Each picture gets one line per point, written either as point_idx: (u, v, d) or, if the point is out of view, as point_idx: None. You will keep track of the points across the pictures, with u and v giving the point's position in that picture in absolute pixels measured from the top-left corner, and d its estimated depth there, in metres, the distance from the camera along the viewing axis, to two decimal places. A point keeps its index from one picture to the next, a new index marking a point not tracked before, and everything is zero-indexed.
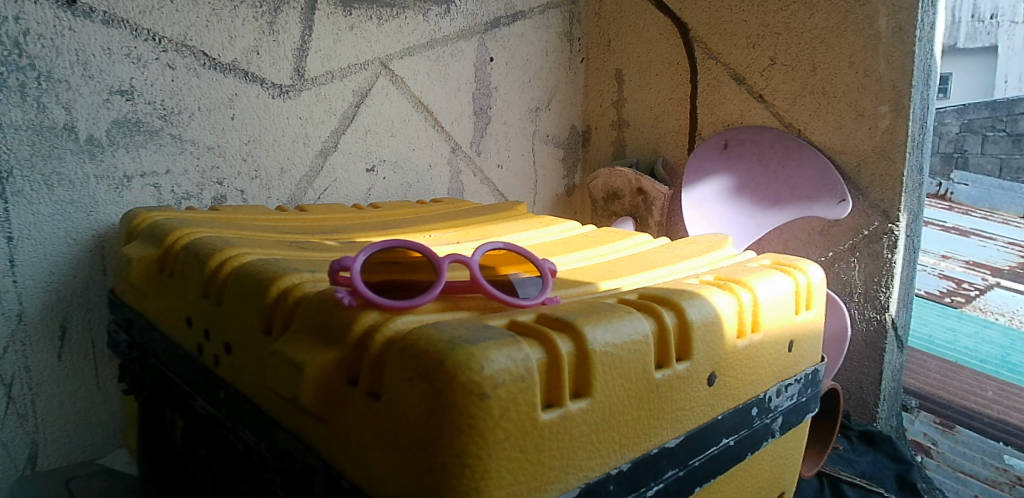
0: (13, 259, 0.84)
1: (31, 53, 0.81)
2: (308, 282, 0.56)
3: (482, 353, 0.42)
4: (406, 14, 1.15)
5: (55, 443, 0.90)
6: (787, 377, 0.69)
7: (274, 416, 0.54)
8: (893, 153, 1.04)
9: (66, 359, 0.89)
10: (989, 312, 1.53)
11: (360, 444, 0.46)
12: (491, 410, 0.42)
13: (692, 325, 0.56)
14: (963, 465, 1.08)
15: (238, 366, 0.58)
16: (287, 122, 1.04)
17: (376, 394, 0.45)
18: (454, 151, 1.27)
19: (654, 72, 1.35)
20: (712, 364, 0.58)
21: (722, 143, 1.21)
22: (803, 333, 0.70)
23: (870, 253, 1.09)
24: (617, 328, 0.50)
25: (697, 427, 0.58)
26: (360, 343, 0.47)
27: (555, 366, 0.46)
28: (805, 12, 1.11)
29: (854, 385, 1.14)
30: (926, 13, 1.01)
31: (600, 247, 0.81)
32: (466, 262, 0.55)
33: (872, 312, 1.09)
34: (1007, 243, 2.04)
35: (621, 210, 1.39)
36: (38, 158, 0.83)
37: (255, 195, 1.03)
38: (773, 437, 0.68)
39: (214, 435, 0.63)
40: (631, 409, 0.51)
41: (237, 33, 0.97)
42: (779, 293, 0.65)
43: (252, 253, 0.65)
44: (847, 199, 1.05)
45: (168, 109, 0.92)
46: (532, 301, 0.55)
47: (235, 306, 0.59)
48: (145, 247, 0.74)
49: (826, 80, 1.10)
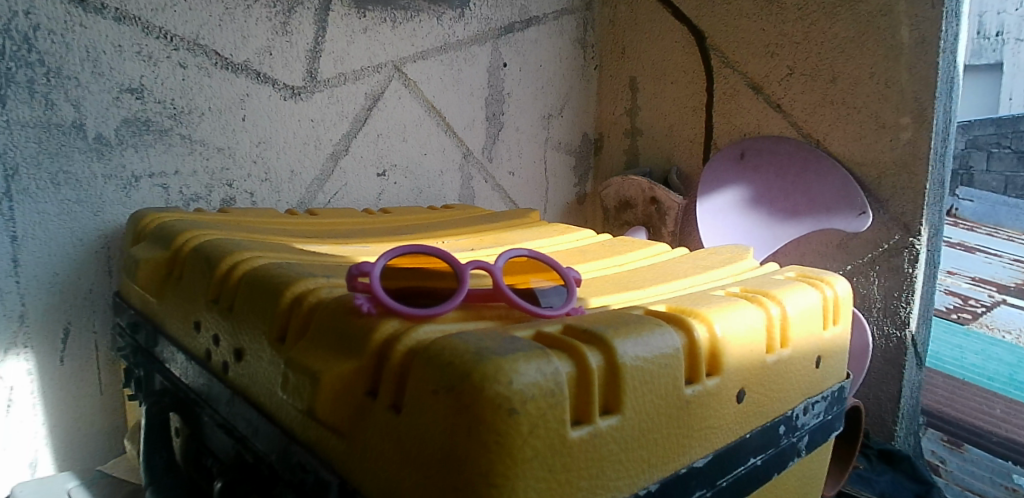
0: (15, 258, 0.81)
1: (40, 49, 0.79)
2: (324, 287, 0.54)
3: (511, 366, 0.40)
4: (420, 17, 1.13)
5: (57, 449, 0.88)
6: (814, 395, 0.66)
7: (287, 426, 0.52)
8: (915, 165, 1.01)
9: (68, 363, 0.87)
10: (995, 329, 1.50)
11: (377, 460, 0.44)
12: (520, 426, 0.40)
13: (721, 340, 0.53)
14: (972, 485, 1.05)
15: (249, 374, 0.56)
16: (298, 124, 1.02)
17: (398, 407, 0.44)
18: (465, 156, 1.25)
19: (669, 80, 1.33)
20: (741, 380, 0.56)
21: (739, 152, 1.19)
22: (830, 348, 0.67)
23: (890, 267, 1.06)
24: (647, 341, 0.47)
25: (725, 447, 0.55)
26: (380, 352, 0.45)
27: (584, 380, 0.44)
28: (826, 21, 1.09)
29: (871, 401, 1.11)
30: (950, 24, 0.98)
31: (618, 257, 0.79)
32: (488, 268, 0.53)
33: (892, 328, 1.07)
34: (1012, 260, 2.00)
35: (634, 219, 1.36)
36: (45, 156, 0.81)
37: (264, 198, 1.01)
38: (799, 457, 0.65)
39: (221, 445, 0.61)
40: (660, 427, 0.49)
41: (250, 33, 0.95)
42: (807, 306, 0.63)
43: (264, 256, 0.63)
44: (868, 212, 1.02)
45: (178, 108, 0.91)
46: (557, 311, 0.52)
47: (246, 311, 0.57)
48: (153, 249, 0.72)
49: (846, 90, 1.07)
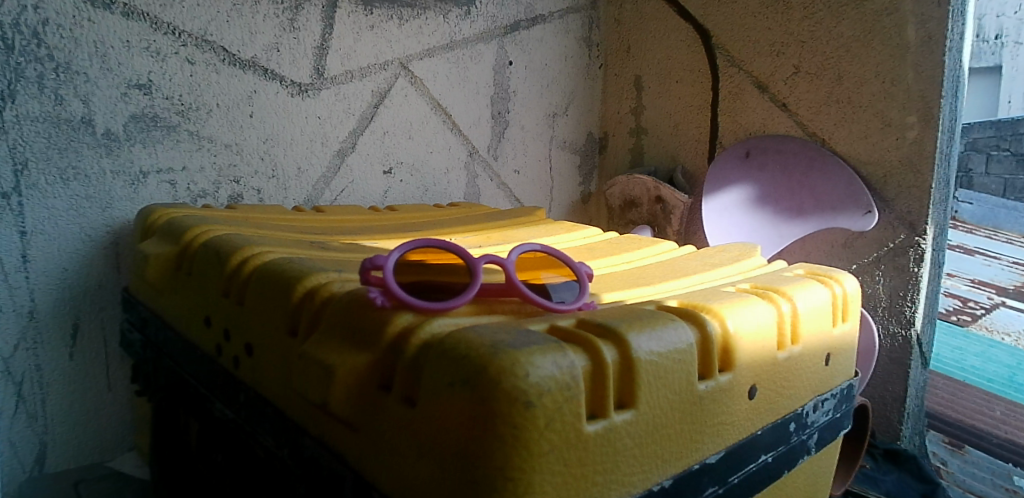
0: (25, 254, 0.82)
1: (49, 44, 0.79)
2: (335, 282, 0.54)
3: (527, 359, 0.40)
4: (426, 15, 1.13)
5: (64, 445, 0.88)
6: (823, 392, 0.66)
7: (299, 420, 0.52)
8: (921, 165, 1.01)
9: (76, 359, 0.87)
10: (995, 331, 1.50)
11: (392, 453, 0.44)
12: (536, 419, 0.40)
13: (734, 336, 0.53)
14: (974, 486, 1.04)
15: (260, 368, 0.56)
16: (305, 121, 1.02)
17: (412, 400, 0.44)
18: (471, 154, 1.25)
19: (674, 79, 1.33)
20: (752, 377, 0.56)
21: (745, 151, 1.19)
22: (839, 346, 0.67)
23: (895, 266, 1.06)
24: (661, 335, 0.47)
25: (736, 443, 0.55)
26: (394, 346, 0.45)
27: (599, 374, 0.44)
28: (832, 20, 1.09)
29: (877, 401, 1.11)
30: (957, 23, 0.98)
31: (625, 254, 0.79)
32: (501, 263, 0.53)
33: (897, 328, 1.07)
34: (1011, 262, 2.00)
35: (639, 218, 1.36)
36: (54, 151, 0.81)
37: (271, 195, 1.01)
38: (808, 455, 0.65)
39: (232, 439, 0.61)
40: (673, 422, 0.49)
41: (257, 29, 0.95)
42: (817, 303, 0.63)
43: (273, 251, 0.62)
44: (873, 210, 1.03)
45: (185, 105, 0.90)
46: (570, 306, 0.52)
47: (257, 306, 0.57)
48: (162, 244, 0.72)
49: (852, 89, 1.07)
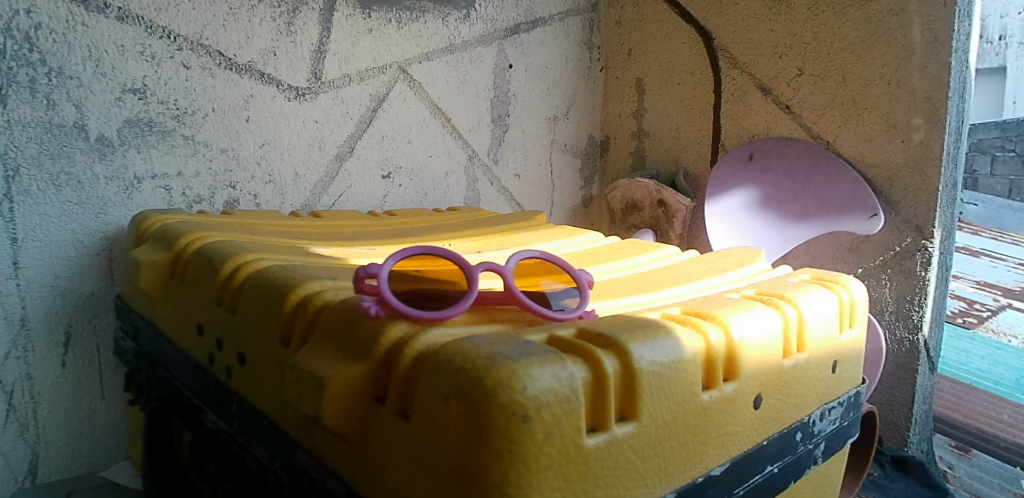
0: (16, 260, 0.80)
1: (42, 48, 0.78)
2: (330, 290, 0.53)
3: (525, 371, 0.39)
4: (425, 18, 1.12)
5: (56, 454, 0.86)
6: (830, 400, 0.64)
7: (291, 433, 0.51)
8: (927, 167, 0.99)
9: (69, 367, 0.86)
10: (1001, 334, 1.48)
11: (385, 467, 0.43)
12: (534, 434, 0.39)
13: (738, 344, 0.52)
14: (980, 491, 1.02)
15: (252, 378, 0.55)
16: (302, 125, 1.01)
17: (406, 413, 0.42)
18: (471, 158, 1.24)
19: (676, 81, 1.31)
20: (757, 386, 0.54)
21: (747, 154, 1.18)
22: (846, 353, 0.65)
23: (902, 270, 1.04)
24: (663, 345, 0.46)
25: (741, 454, 0.53)
26: (389, 357, 0.44)
27: (599, 385, 0.42)
28: (836, 21, 1.07)
29: (883, 407, 1.09)
30: (963, 23, 0.97)
31: (628, 259, 0.77)
32: (500, 270, 0.51)
33: (903, 333, 1.05)
34: (1017, 264, 1.97)
35: (641, 222, 1.35)
36: (47, 156, 0.80)
37: (268, 199, 0.99)
38: (816, 464, 0.64)
39: (224, 451, 0.60)
40: (677, 434, 0.47)
41: (254, 33, 0.94)
42: (823, 310, 0.61)
43: (267, 259, 0.61)
44: (879, 213, 1.01)
45: (180, 109, 0.89)
46: (569, 315, 0.51)
47: (249, 314, 0.55)
48: (154, 251, 0.70)
49: (857, 91, 1.06)
